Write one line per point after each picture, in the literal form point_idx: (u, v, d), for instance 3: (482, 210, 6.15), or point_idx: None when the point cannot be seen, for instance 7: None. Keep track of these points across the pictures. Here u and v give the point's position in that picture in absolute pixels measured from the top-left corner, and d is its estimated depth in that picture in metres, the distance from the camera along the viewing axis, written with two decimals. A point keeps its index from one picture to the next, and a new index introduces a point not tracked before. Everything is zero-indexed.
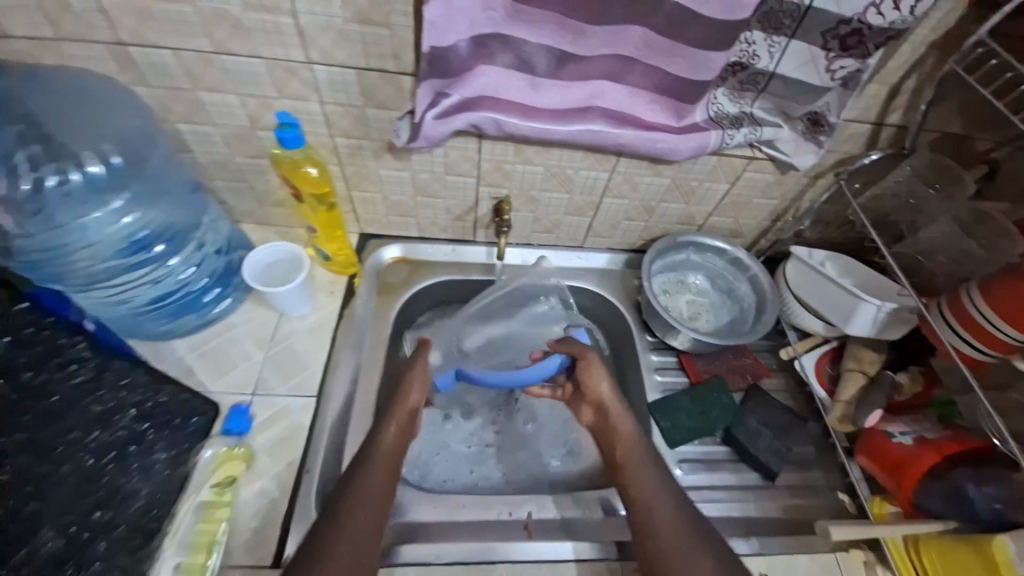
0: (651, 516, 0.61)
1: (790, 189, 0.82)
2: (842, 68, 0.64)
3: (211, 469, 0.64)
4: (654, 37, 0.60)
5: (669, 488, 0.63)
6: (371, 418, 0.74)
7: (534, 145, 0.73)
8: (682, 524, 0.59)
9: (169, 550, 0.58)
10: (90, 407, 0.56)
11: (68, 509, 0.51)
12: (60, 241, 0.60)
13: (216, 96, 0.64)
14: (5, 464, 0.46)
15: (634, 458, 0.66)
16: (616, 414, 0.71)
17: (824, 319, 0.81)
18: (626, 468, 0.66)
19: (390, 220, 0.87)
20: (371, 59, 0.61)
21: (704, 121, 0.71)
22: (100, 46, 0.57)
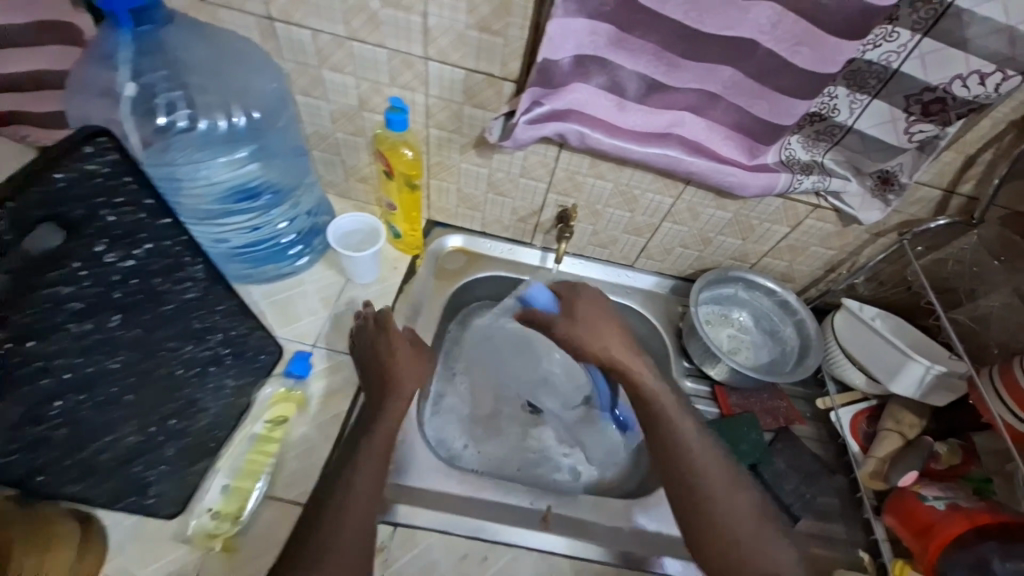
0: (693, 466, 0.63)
1: (849, 242, 0.84)
2: (920, 132, 0.67)
3: (268, 405, 0.69)
4: (742, 79, 0.65)
5: (713, 455, 0.65)
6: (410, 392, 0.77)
7: (609, 161, 0.78)
8: (732, 489, 0.63)
9: (220, 470, 0.63)
10: (191, 321, 0.57)
11: (153, 410, 0.55)
12: (182, 171, 0.68)
13: (337, 76, 0.72)
14: (119, 354, 0.48)
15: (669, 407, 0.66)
16: (630, 363, 0.67)
17: (868, 373, 0.82)
18: (666, 433, 0.65)
19: (459, 212, 0.93)
20: (481, 62, 0.68)
21: (775, 163, 0.74)
22: (252, 18, 0.65)
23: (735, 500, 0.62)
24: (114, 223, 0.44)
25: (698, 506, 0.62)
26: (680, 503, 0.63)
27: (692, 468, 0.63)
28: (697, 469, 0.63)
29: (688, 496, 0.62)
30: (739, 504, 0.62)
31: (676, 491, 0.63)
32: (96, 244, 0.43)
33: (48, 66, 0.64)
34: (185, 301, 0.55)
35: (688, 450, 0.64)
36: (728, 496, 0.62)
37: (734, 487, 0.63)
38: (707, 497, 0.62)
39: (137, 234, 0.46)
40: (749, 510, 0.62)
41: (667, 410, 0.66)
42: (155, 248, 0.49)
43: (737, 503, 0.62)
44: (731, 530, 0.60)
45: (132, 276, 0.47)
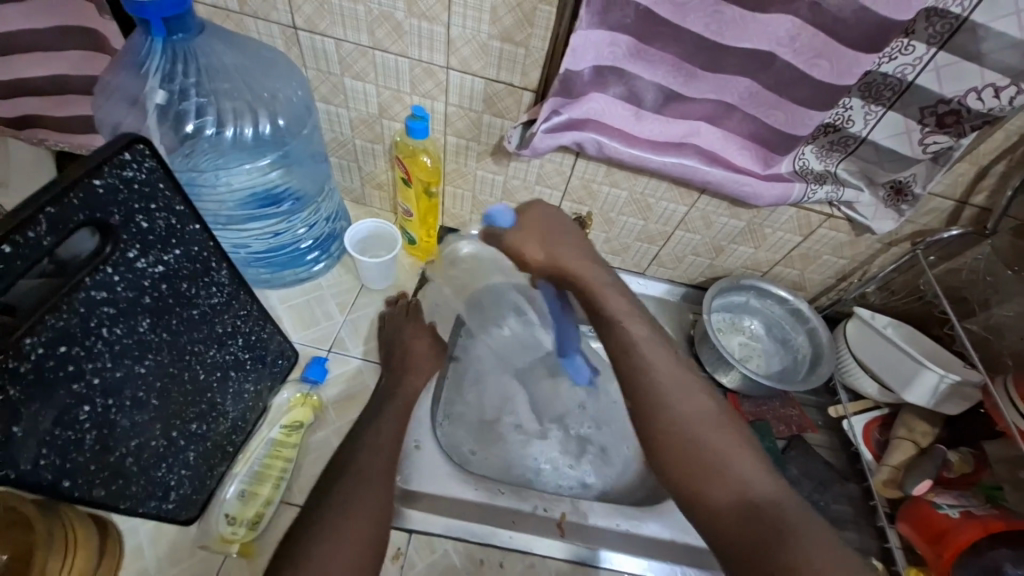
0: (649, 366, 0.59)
1: (861, 252, 0.85)
2: (934, 143, 0.68)
3: (285, 409, 0.70)
4: (759, 90, 0.65)
5: (672, 362, 0.60)
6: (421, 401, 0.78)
7: (624, 170, 0.79)
8: (689, 393, 0.57)
9: (238, 474, 0.64)
10: (215, 326, 0.57)
11: (177, 413, 0.55)
12: (205, 178, 0.68)
13: (358, 84, 0.73)
14: (148, 357, 0.48)
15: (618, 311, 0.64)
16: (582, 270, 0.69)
17: (881, 382, 0.82)
18: (624, 337, 0.61)
19: (473, 219, 0.93)
20: (501, 72, 0.69)
21: (789, 172, 0.75)
22: (277, 27, 0.67)
23: (698, 403, 0.56)
24: (148, 230, 0.44)
25: (656, 405, 0.56)
26: (636, 406, 0.57)
27: (650, 366, 0.59)
28: (652, 365, 0.59)
29: (644, 398, 0.57)
30: (702, 407, 0.56)
31: (637, 391, 0.58)
32: (129, 250, 0.43)
33: (72, 71, 0.67)
34: (211, 306, 0.55)
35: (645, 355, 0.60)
36: (687, 398, 0.57)
37: (700, 395, 0.57)
38: (666, 398, 0.56)
39: (169, 240, 0.47)
40: (715, 416, 0.56)
41: (617, 312, 0.64)
42: (185, 253, 0.49)
43: (697, 406, 0.56)
44: (700, 436, 0.54)
45: (162, 281, 0.47)
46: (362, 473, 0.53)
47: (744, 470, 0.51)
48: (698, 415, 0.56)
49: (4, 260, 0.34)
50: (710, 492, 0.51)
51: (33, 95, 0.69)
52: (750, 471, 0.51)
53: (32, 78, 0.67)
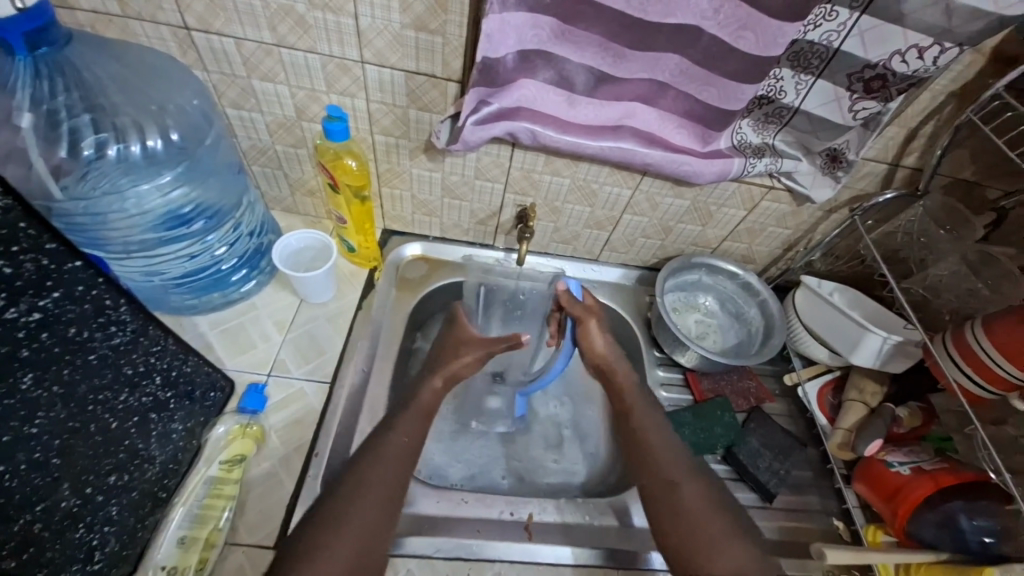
0: (657, 457, 0.64)
1: (804, 221, 0.86)
2: (864, 109, 0.68)
3: (223, 445, 0.65)
4: (689, 66, 0.64)
5: (683, 458, 0.64)
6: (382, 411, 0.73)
7: (564, 157, 0.76)
8: (693, 486, 0.61)
9: (174, 520, 0.59)
10: (123, 368, 0.52)
11: (89, 468, 0.49)
12: (106, 203, 0.62)
13: (268, 86, 0.67)
14: (37, 418, 0.43)
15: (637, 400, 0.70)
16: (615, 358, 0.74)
17: (829, 347, 0.84)
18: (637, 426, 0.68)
19: (415, 219, 0.89)
20: (421, 63, 0.64)
21: (727, 148, 0.74)
22: (166, 29, 0.60)
23: (696, 492, 0.61)
24: (14, 276, 0.39)
25: (658, 492, 0.62)
26: (647, 492, 0.63)
27: (657, 456, 0.64)
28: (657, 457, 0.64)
29: (652, 483, 0.63)
30: (701, 500, 0.60)
31: (649, 478, 0.63)
32: None
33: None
34: (113, 348, 0.50)
35: (655, 444, 0.65)
36: (693, 489, 0.61)
37: (706, 493, 0.61)
38: (668, 484, 0.62)
39: (44, 283, 0.41)
40: (711, 508, 0.59)
41: (640, 406, 0.70)
42: (67, 295, 0.44)
43: (697, 497, 0.60)
44: (695, 518, 0.59)
45: (43, 330, 0.42)
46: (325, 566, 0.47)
47: (730, 565, 0.55)
48: (701, 505, 0.60)
49: None
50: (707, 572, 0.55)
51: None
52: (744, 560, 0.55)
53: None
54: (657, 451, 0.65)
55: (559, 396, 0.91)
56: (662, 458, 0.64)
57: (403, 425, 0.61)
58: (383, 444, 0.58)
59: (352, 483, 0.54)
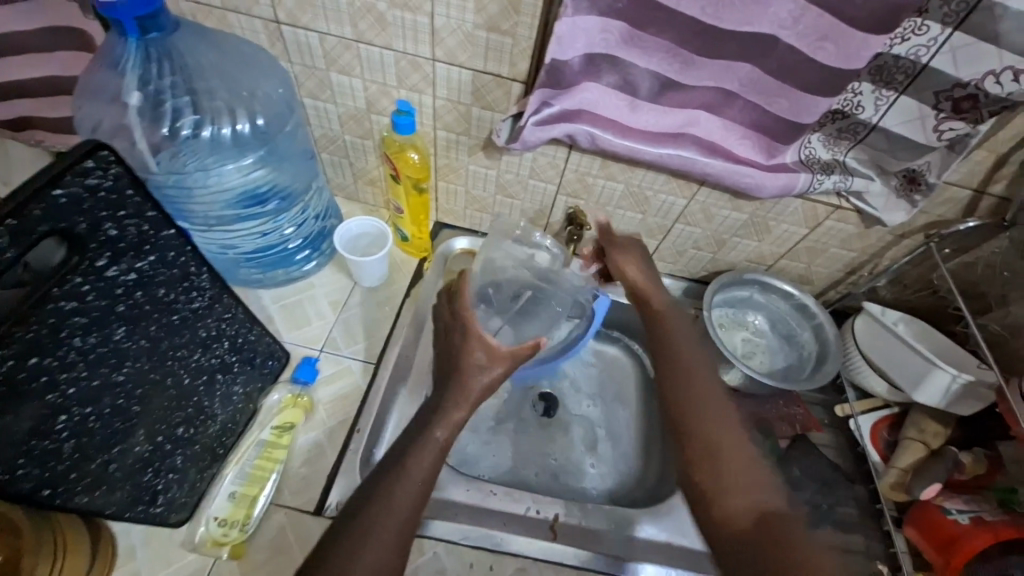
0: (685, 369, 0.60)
1: (871, 244, 0.82)
2: (951, 130, 0.64)
3: (276, 411, 0.69)
4: (761, 77, 0.62)
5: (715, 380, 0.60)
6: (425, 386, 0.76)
7: (620, 162, 0.76)
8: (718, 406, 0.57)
9: (229, 476, 0.64)
10: (198, 330, 0.56)
11: (163, 420, 0.54)
12: (194, 178, 0.68)
13: (344, 78, 0.71)
14: (123, 367, 0.47)
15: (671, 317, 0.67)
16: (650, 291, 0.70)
17: (890, 380, 0.79)
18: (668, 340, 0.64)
19: (467, 213, 0.91)
20: (489, 62, 0.66)
21: (793, 162, 0.71)
22: (259, 22, 0.65)
23: (727, 418, 0.56)
24: (117, 237, 0.43)
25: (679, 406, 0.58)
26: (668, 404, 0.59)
27: (695, 374, 0.60)
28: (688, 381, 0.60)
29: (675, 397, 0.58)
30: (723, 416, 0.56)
31: (669, 389, 0.59)
32: (98, 258, 0.42)
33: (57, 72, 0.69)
34: (193, 311, 0.54)
35: (683, 358, 0.62)
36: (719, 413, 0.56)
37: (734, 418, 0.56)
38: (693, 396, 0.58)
39: (142, 247, 0.46)
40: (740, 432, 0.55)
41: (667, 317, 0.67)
42: (160, 259, 0.49)
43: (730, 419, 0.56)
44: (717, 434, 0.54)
45: (137, 288, 0.47)
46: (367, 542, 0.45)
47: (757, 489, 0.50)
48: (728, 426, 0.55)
49: None
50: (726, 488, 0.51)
51: (26, 98, 0.72)
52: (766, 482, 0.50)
53: (26, 79, 0.69)
54: (685, 362, 0.61)
55: (589, 392, 0.91)
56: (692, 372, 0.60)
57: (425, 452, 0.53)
58: (395, 484, 0.50)
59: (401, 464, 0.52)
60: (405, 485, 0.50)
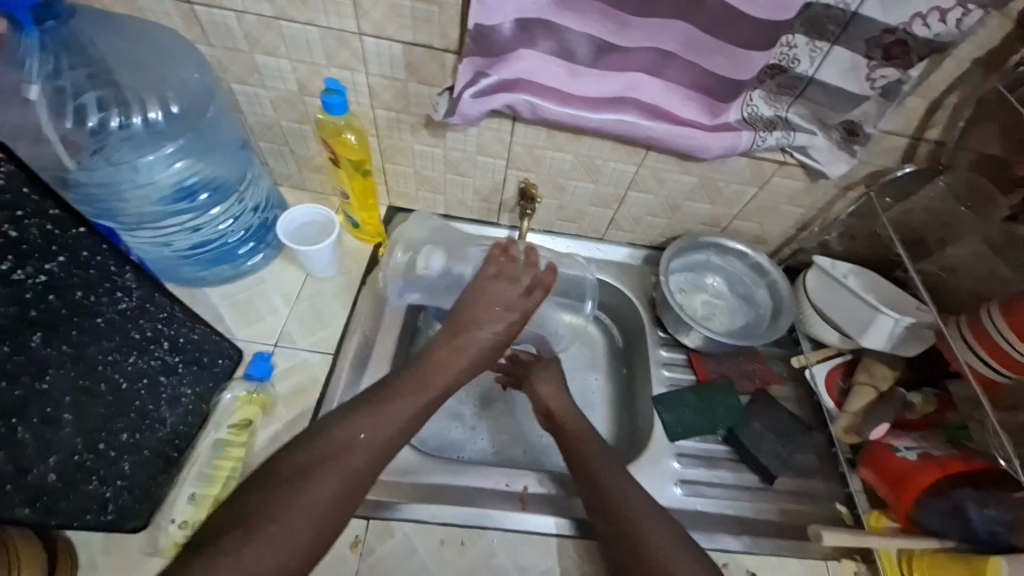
0: (602, 488, 0.63)
1: (818, 199, 0.83)
2: (882, 78, 0.65)
3: (232, 410, 0.67)
4: (695, 34, 0.61)
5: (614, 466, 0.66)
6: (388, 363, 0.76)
7: (566, 132, 0.75)
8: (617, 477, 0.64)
9: (186, 480, 0.62)
10: (131, 333, 0.54)
11: (101, 427, 0.52)
12: (116, 175, 0.65)
13: (270, 60, 0.68)
14: (47, 374, 0.45)
15: (579, 435, 0.70)
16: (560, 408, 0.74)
17: (840, 330, 0.81)
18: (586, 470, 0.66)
19: (419, 195, 0.89)
20: (419, 33, 0.63)
21: (737, 121, 0.71)
22: (169, 3, 0.61)
23: (653, 520, 0.59)
24: (18, 239, 0.40)
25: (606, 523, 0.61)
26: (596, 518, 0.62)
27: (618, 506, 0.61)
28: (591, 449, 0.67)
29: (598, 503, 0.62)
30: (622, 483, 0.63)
31: None
32: (0, 262, 0.39)
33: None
34: (119, 313, 0.53)
35: (594, 472, 0.65)
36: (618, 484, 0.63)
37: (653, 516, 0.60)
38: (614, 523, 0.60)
39: (48, 248, 0.43)
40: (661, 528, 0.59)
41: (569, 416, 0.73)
42: (71, 260, 0.46)
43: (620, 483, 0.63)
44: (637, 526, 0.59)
45: (48, 292, 0.44)
46: (339, 466, 0.51)
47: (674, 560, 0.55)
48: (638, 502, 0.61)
49: None
50: None
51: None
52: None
53: None
54: (603, 488, 0.63)
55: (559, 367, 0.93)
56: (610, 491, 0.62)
57: (378, 423, 0.54)
58: (371, 422, 0.54)
59: (380, 403, 0.56)
60: (371, 434, 0.53)
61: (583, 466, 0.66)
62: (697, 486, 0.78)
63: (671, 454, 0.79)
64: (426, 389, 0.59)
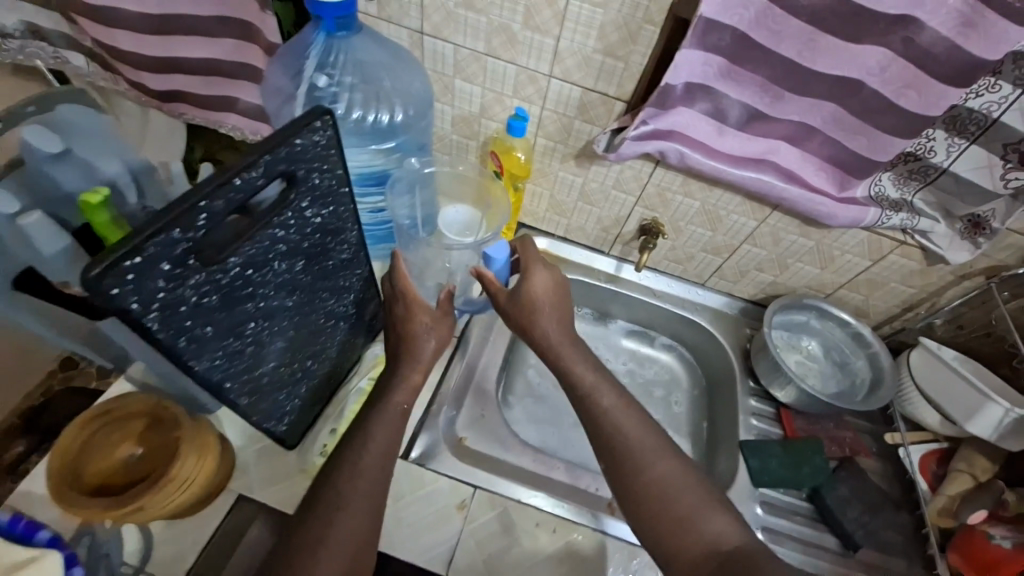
0: (616, 434, 0.64)
1: (931, 283, 0.87)
2: (1015, 179, 0.69)
3: (372, 365, 0.79)
4: (843, 115, 0.70)
5: (626, 408, 0.66)
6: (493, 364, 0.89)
7: (701, 181, 0.84)
8: (636, 425, 0.64)
9: (330, 416, 0.74)
10: (340, 279, 0.65)
11: (301, 351, 0.64)
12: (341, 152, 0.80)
13: (466, 85, 0.82)
14: (294, 295, 0.58)
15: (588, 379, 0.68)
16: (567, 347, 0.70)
17: (943, 413, 0.83)
18: (601, 421, 0.65)
19: (546, 216, 1.00)
20: (599, 82, 0.76)
21: (864, 197, 0.78)
22: (405, 31, 0.77)
23: (673, 469, 0.61)
24: (316, 186, 0.53)
25: (624, 474, 0.62)
26: (613, 470, 0.63)
27: (632, 454, 0.62)
28: (576, 371, 0.68)
29: (614, 456, 0.63)
30: (637, 432, 0.64)
31: (657, 549, 0.59)
32: (301, 201, 0.52)
33: (218, 57, 0.77)
34: (340, 261, 0.63)
35: (606, 422, 0.65)
36: (636, 434, 0.64)
37: (675, 466, 0.62)
38: (634, 469, 0.61)
39: (326, 197, 0.55)
40: (680, 474, 0.61)
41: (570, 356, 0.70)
42: (335, 211, 0.57)
43: (636, 430, 0.64)
44: (656, 478, 0.61)
45: (317, 231, 0.56)
46: (360, 471, 0.58)
47: (710, 523, 0.58)
48: (650, 447, 0.63)
49: (234, 194, 0.45)
50: (682, 545, 0.57)
51: (183, 73, 0.79)
52: (721, 527, 0.58)
53: (188, 58, 0.76)
54: (621, 434, 0.64)
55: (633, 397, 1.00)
56: (627, 440, 0.63)
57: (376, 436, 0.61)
58: (369, 434, 0.61)
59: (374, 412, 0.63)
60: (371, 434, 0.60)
61: (597, 418, 0.65)
62: (776, 536, 0.80)
63: (754, 499, 0.82)
64: (406, 386, 0.65)
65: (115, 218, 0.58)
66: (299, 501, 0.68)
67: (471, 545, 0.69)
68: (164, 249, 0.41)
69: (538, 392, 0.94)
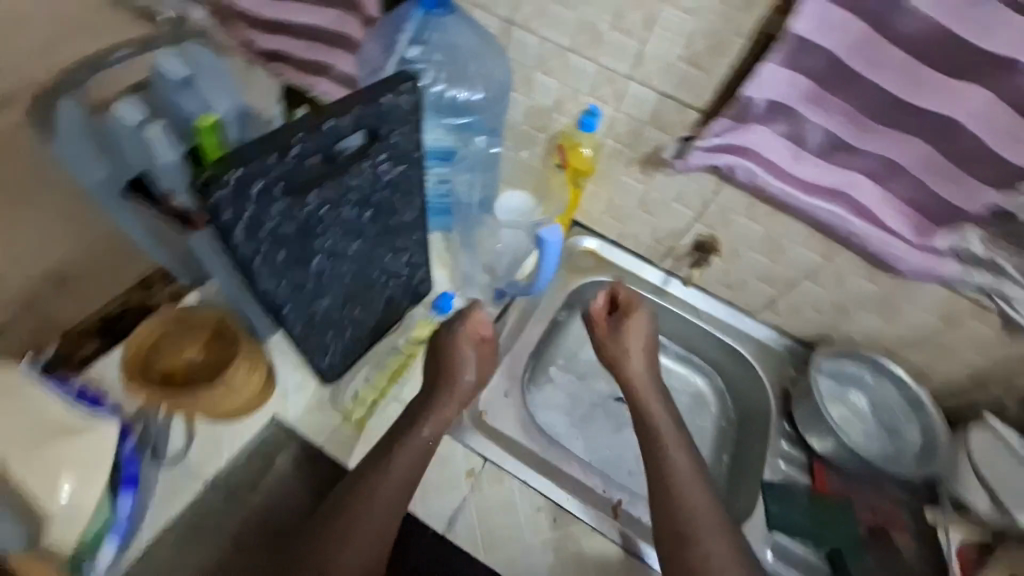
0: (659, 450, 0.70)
1: (1010, 356, 0.80)
2: None
3: (413, 326, 0.82)
4: (937, 158, 0.66)
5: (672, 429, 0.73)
6: (526, 349, 0.90)
7: (768, 206, 0.82)
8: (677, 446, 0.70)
9: (368, 364, 0.79)
10: (400, 240, 0.69)
11: (353, 299, 0.68)
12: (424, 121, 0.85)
13: (545, 79, 0.84)
14: (356, 244, 0.62)
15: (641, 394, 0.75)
16: (627, 363, 0.77)
17: (995, 499, 0.76)
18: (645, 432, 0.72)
19: (601, 218, 1.00)
20: (677, 91, 0.76)
21: (944, 248, 0.71)
22: (493, 19, 0.79)
23: (700, 495, 0.66)
24: (396, 145, 0.57)
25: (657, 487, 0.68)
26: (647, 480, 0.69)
27: (668, 471, 0.68)
28: (645, 396, 0.74)
29: (652, 468, 0.69)
30: (677, 453, 0.70)
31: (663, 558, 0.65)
32: (379, 156, 0.56)
33: (323, 24, 0.83)
34: (404, 222, 0.67)
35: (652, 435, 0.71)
36: (677, 455, 0.69)
37: (702, 494, 0.67)
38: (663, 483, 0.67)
39: (402, 158, 0.59)
40: (704, 500, 0.66)
41: (634, 374, 0.77)
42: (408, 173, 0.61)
43: (678, 451, 0.70)
44: (684, 498, 0.66)
45: (389, 189, 0.60)
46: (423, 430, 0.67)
47: (716, 549, 0.63)
48: (686, 470, 0.68)
49: (323, 136, 0.50)
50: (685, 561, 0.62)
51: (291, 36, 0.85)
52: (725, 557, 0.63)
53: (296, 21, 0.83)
54: (663, 450, 0.70)
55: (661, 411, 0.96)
56: (666, 458, 0.69)
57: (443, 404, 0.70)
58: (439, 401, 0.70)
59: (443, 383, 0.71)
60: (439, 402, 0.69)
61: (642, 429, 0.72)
62: None
63: (765, 542, 0.79)
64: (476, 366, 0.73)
65: (221, 141, 0.66)
66: (324, 433, 0.73)
67: (471, 515, 0.71)
68: (258, 170, 0.47)
69: (563, 386, 0.95)
